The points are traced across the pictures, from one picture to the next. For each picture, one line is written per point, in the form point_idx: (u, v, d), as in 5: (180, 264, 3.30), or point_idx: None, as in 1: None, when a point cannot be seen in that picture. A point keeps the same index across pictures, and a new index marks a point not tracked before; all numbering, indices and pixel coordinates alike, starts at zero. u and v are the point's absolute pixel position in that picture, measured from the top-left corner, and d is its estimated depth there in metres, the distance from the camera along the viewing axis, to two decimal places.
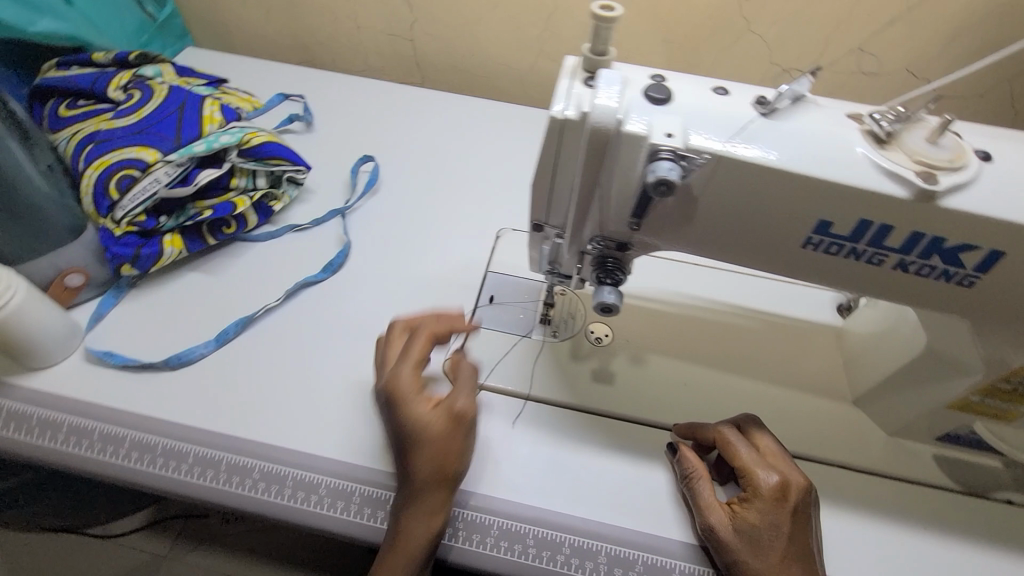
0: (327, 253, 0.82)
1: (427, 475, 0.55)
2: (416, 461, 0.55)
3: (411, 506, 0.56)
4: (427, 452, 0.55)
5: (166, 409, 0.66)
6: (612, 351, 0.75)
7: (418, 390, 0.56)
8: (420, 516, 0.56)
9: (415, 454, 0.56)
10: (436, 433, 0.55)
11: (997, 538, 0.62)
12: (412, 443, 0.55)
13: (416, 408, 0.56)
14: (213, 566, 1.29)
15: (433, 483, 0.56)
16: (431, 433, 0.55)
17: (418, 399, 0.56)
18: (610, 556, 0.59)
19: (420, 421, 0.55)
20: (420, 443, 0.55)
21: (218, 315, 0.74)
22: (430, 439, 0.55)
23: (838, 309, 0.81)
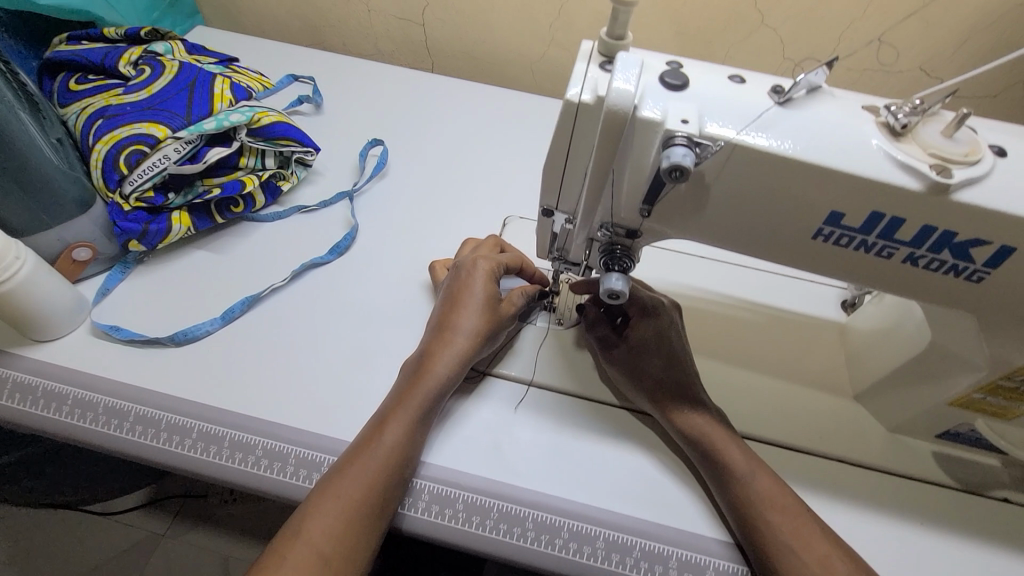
0: (334, 235, 0.82)
1: (458, 339, 0.65)
2: (455, 321, 0.66)
3: (422, 372, 0.63)
4: (470, 315, 0.66)
5: (171, 384, 0.66)
6: None
7: (487, 269, 0.69)
8: (430, 380, 0.63)
9: (464, 306, 0.67)
10: (487, 310, 0.67)
11: (994, 536, 0.63)
12: (461, 288, 0.68)
13: (486, 264, 0.69)
14: (211, 545, 1.30)
15: (454, 357, 0.64)
16: (481, 304, 0.67)
17: (486, 269, 0.69)
18: (608, 541, 0.59)
19: (483, 278, 0.68)
20: (472, 299, 0.67)
21: (224, 294, 0.74)
22: (480, 310, 0.66)
23: (843, 305, 0.81)
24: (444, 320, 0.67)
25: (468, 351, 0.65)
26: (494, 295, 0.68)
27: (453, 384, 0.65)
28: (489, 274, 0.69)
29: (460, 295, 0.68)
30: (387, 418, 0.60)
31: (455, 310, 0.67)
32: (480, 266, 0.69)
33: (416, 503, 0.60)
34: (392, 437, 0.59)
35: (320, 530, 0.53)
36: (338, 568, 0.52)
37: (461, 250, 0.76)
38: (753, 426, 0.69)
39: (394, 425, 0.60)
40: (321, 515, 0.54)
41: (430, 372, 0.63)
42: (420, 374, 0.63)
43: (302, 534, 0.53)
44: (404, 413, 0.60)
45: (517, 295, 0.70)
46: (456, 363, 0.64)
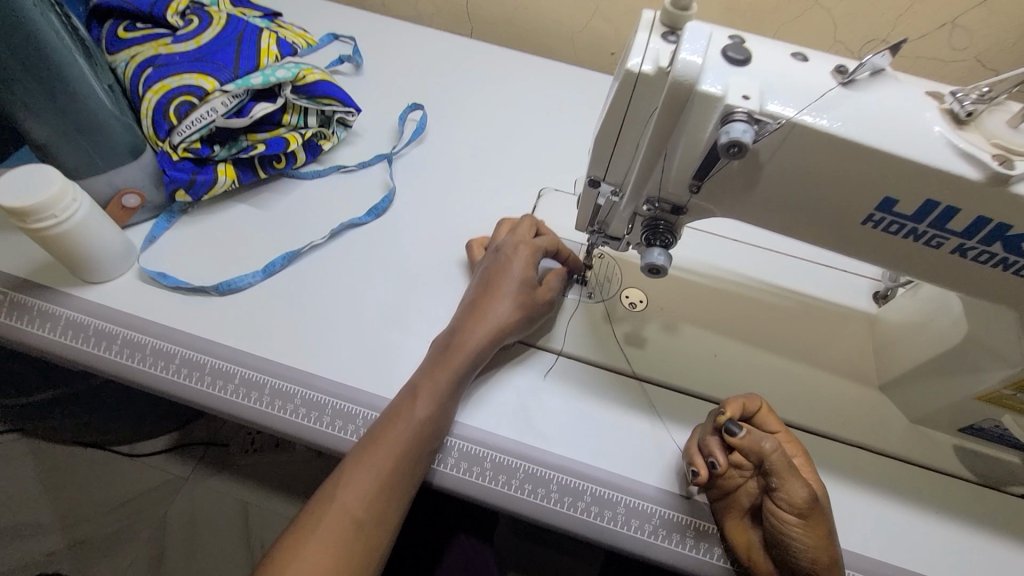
0: (371, 197, 0.83)
1: (492, 320, 0.66)
2: (489, 303, 0.67)
3: (454, 351, 0.64)
4: (507, 299, 0.67)
5: (214, 331, 0.68)
6: (645, 316, 0.75)
7: (525, 254, 0.70)
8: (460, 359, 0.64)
9: (499, 291, 0.67)
10: (521, 293, 0.68)
11: (1007, 530, 0.64)
12: (498, 271, 0.69)
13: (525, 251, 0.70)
14: (233, 491, 1.35)
15: (485, 336, 0.65)
16: (519, 289, 0.68)
17: (525, 254, 0.70)
18: (629, 508, 0.61)
19: (521, 264, 0.69)
20: (508, 283, 0.68)
21: (264, 247, 0.76)
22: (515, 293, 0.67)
23: (875, 297, 0.81)
24: (479, 301, 0.67)
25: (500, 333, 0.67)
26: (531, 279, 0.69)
27: (484, 360, 0.66)
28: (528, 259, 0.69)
29: (496, 278, 0.69)
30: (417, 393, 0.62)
31: (491, 292, 0.68)
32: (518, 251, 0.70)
33: (446, 459, 0.63)
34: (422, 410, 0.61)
35: (354, 499, 0.55)
36: (373, 533, 0.55)
37: (497, 231, 0.76)
38: (778, 408, 0.70)
39: (422, 400, 0.61)
40: (356, 481, 0.56)
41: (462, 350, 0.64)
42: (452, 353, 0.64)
43: (337, 500, 0.55)
44: (433, 387, 0.62)
45: (553, 278, 0.71)
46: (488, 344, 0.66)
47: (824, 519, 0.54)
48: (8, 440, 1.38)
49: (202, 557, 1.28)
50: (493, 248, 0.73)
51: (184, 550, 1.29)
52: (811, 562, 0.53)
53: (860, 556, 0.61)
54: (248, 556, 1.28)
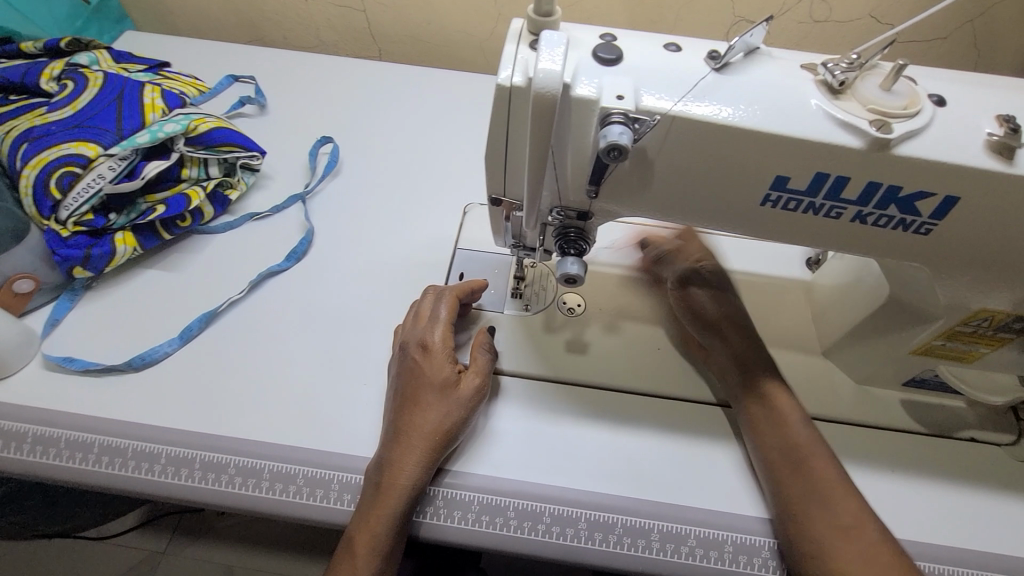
0: (290, 240, 0.80)
1: (452, 408, 0.62)
2: (421, 417, 0.61)
3: (400, 477, 0.58)
4: (432, 413, 0.61)
5: (135, 410, 0.64)
6: (585, 320, 0.74)
7: (445, 319, 0.67)
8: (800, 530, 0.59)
9: (425, 374, 0.63)
10: (448, 395, 0.63)
11: (961, 476, 0.65)
12: (418, 378, 0.63)
13: (428, 338, 0.65)
14: (213, 559, 1.29)
15: (434, 425, 0.61)
16: (465, 394, 0.63)
17: (441, 328, 0.66)
18: (591, 522, 0.60)
19: (436, 361, 0.64)
20: (438, 385, 0.63)
21: (179, 311, 0.72)
22: (448, 398, 0.62)
23: (807, 264, 0.81)
24: (404, 405, 0.62)
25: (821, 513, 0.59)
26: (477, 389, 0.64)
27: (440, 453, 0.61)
28: (450, 317, 0.67)
29: (412, 382, 0.63)
30: (376, 514, 0.57)
31: (414, 416, 0.61)
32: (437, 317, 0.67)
33: None
34: (390, 528, 0.57)
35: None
36: None
37: (421, 301, 0.70)
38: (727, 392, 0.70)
39: (383, 515, 0.57)
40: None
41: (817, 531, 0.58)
42: (419, 481, 0.59)
43: None
44: (388, 499, 0.57)
45: (480, 352, 0.67)
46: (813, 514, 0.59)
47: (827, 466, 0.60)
48: None
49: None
50: (425, 317, 0.68)
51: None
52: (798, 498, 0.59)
53: None
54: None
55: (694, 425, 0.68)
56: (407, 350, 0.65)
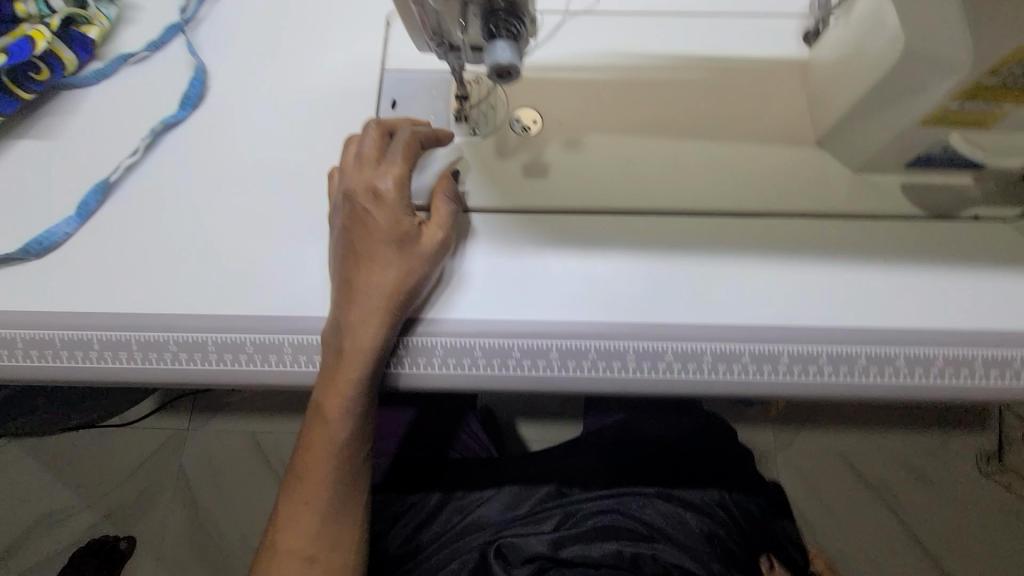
0: (179, 83, 0.65)
1: (414, 263, 0.55)
2: (378, 273, 0.54)
3: (360, 337, 0.54)
4: (389, 268, 0.54)
5: (50, 299, 0.58)
6: (544, 138, 0.64)
7: (398, 162, 0.56)
8: None
9: (377, 226, 0.55)
10: (408, 249, 0.55)
11: (956, 258, 0.61)
12: (369, 230, 0.55)
13: (379, 184, 0.55)
14: (232, 428, 1.27)
15: (394, 283, 0.54)
16: (427, 249, 0.55)
17: (394, 172, 0.56)
18: (563, 352, 0.57)
19: (388, 212, 0.55)
20: (394, 237, 0.55)
21: (69, 185, 0.61)
22: (408, 254, 0.55)
23: (804, 38, 0.68)
24: (356, 263, 0.55)
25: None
26: (440, 241, 0.56)
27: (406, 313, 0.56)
28: (405, 161, 0.56)
29: (362, 236, 0.55)
30: (340, 375, 0.54)
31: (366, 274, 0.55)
32: (390, 160, 0.57)
33: None
34: (359, 389, 0.54)
35: (317, 474, 0.57)
36: (350, 486, 0.58)
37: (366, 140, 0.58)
38: (708, 200, 0.62)
39: (349, 377, 0.54)
40: (313, 472, 0.57)
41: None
42: (381, 340, 0.54)
43: (317, 479, 0.57)
44: (351, 362, 0.53)
45: (443, 203, 0.58)
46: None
47: None
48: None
49: (234, 491, 1.24)
50: (375, 161, 0.56)
51: (213, 492, 1.24)
52: None
53: (808, 327, 0.58)
54: (275, 477, 1.24)
55: (672, 239, 0.61)
56: (353, 197, 0.55)
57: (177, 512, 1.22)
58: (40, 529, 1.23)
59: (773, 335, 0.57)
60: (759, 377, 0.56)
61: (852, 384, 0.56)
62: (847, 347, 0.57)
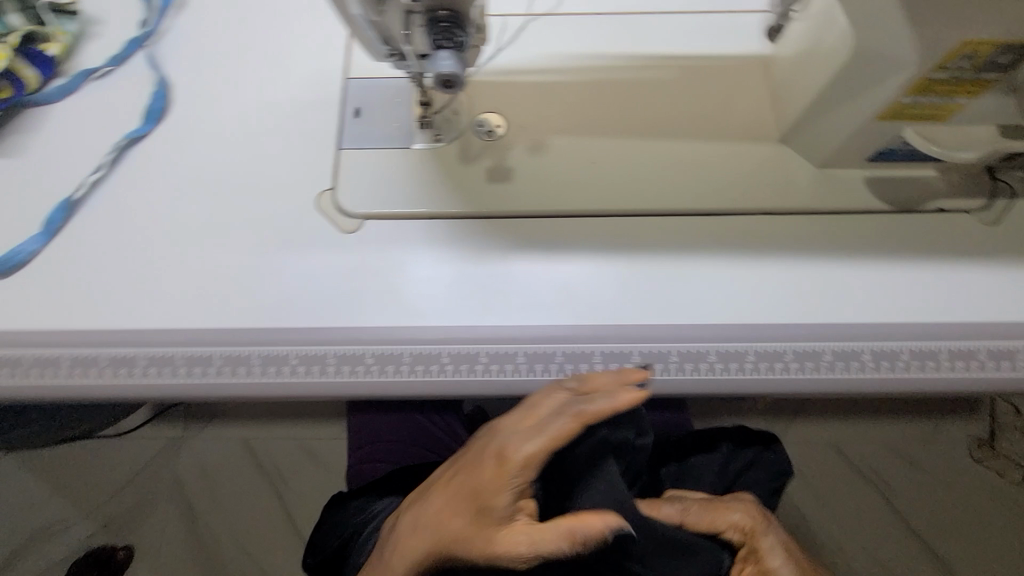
0: (142, 98, 0.65)
1: (518, 542, 0.45)
2: (479, 547, 0.46)
3: (505, 525, 0.46)
4: (493, 487, 0.48)
5: (17, 318, 0.58)
6: (507, 142, 0.64)
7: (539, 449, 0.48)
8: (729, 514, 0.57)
9: (486, 517, 0.47)
10: (516, 531, 0.46)
11: (921, 251, 0.61)
12: (480, 499, 0.48)
13: (517, 449, 0.48)
14: (225, 437, 1.28)
15: (495, 547, 0.46)
16: (526, 549, 0.45)
17: (541, 445, 0.48)
18: (529, 355, 0.57)
19: (501, 477, 0.48)
20: (531, 429, 0.50)
21: (33, 203, 0.62)
22: (505, 536, 0.46)
23: (767, 34, 0.68)
24: (464, 518, 0.48)
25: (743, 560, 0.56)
26: (570, 410, 0.49)
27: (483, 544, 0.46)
28: (564, 433, 0.48)
29: (472, 511, 0.48)
30: (494, 535, 0.46)
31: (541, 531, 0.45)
32: (546, 425, 0.49)
33: (325, 369, 0.57)
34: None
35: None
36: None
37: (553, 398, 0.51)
38: (673, 199, 0.62)
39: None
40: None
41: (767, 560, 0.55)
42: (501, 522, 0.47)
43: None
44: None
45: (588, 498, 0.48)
46: (731, 532, 0.56)
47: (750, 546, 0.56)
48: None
49: (230, 497, 1.24)
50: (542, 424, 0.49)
51: (209, 499, 1.24)
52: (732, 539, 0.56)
53: (774, 325, 0.58)
54: (269, 482, 1.25)
55: (638, 240, 0.62)
56: (483, 460, 0.50)
57: (177, 522, 1.23)
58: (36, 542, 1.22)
59: (738, 333, 0.58)
60: (723, 376, 0.57)
61: (815, 379, 0.57)
62: (810, 344, 0.57)
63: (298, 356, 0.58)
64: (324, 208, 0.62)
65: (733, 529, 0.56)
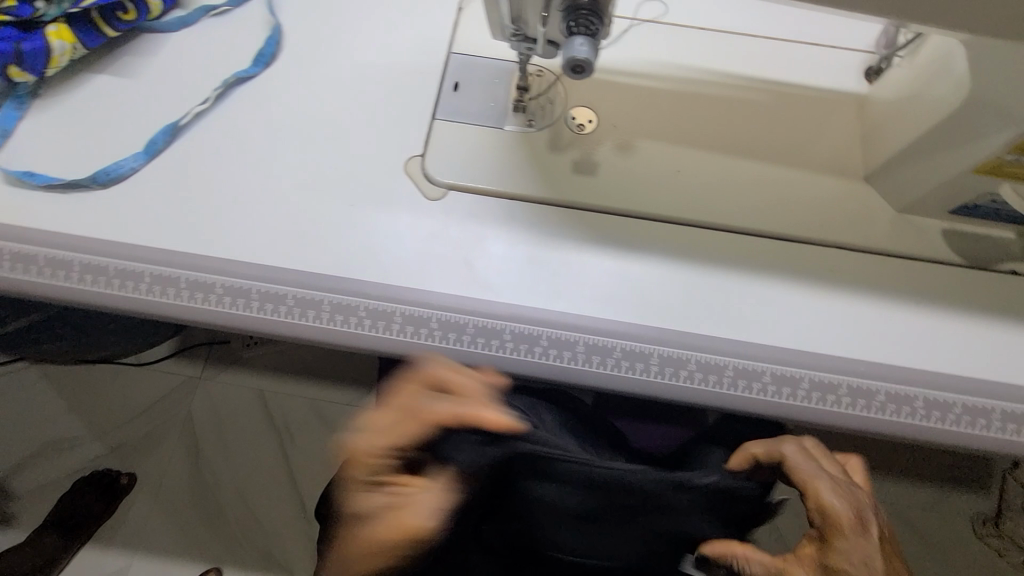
0: (255, 41, 0.68)
1: (395, 516, 0.54)
2: (368, 535, 0.54)
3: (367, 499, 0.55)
4: (368, 468, 0.56)
5: (115, 229, 0.60)
6: (597, 137, 0.65)
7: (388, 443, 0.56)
8: (839, 492, 0.52)
9: (371, 512, 0.54)
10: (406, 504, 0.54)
11: (989, 310, 0.61)
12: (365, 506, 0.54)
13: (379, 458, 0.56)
14: (242, 382, 1.23)
15: (391, 534, 0.54)
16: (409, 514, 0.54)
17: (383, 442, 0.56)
18: (591, 346, 0.58)
19: (363, 474, 0.56)
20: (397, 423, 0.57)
21: (140, 123, 0.64)
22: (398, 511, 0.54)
23: (866, 74, 0.69)
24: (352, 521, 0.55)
25: (814, 537, 0.51)
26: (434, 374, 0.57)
27: (375, 536, 0.54)
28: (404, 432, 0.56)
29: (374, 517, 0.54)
30: (379, 519, 0.54)
31: (454, 404, 0.56)
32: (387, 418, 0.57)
33: (390, 326, 0.58)
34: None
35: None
36: None
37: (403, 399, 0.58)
38: (751, 219, 0.63)
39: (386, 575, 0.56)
40: None
41: (834, 559, 0.49)
42: (362, 514, 0.55)
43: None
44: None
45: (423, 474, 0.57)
46: (816, 515, 0.52)
47: (865, 535, 0.49)
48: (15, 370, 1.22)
49: (237, 447, 1.20)
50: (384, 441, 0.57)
51: (214, 443, 1.20)
52: (824, 504, 0.51)
53: (830, 356, 0.59)
54: (277, 436, 1.21)
55: (711, 252, 0.63)
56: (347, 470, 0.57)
57: (180, 460, 1.18)
58: (40, 456, 1.18)
59: (797, 359, 0.58)
60: (779, 399, 0.57)
61: (869, 419, 0.57)
62: (868, 382, 0.57)
63: (366, 309, 0.58)
64: (411, 172, 0.64)
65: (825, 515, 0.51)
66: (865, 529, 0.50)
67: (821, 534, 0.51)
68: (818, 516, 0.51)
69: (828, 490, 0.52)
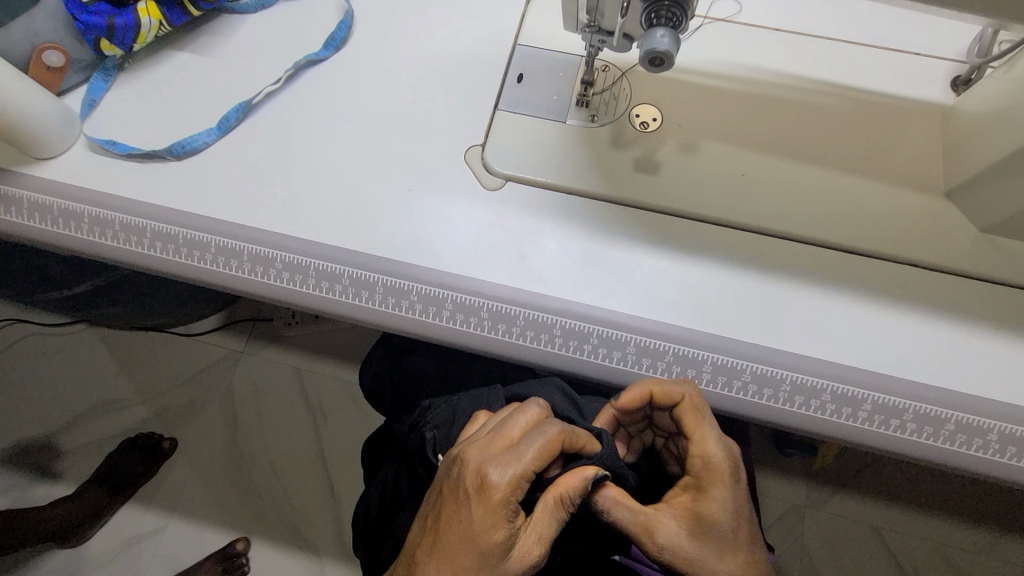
0: (327, 25, 0.69)
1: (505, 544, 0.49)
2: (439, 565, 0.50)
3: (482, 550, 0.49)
4: (484, 508, 0.49)
5: (184, 200, 0.63)
6: (661, 136, 0.64)
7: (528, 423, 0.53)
8: (712, 439, 0.53)
9: (458, 533, 0.49)
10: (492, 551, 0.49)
11: None
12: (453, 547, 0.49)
13: (493, 472, 0.49)
14: (282, 359, 1.26)
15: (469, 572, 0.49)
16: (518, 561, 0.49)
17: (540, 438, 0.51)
18: (642, 348, 0.57)
19: (483, 509, 0.49)
20: (505, 453, 0.50)
21: (215, 100, 0.66)
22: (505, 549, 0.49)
23: (953, 85, 0.65)
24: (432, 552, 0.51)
25: (689, 487, 0.54)
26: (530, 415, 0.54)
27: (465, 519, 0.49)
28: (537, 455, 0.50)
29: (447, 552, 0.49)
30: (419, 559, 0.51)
31: None
32: (522, 446, 0.50)
33: (441, 312, 0.58)
34: None
35: None
36: None
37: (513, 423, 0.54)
38: (819, 229, 0.60)
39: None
40: None
41: (706, 505, 0.52)
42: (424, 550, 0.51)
43: None
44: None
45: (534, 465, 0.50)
46: (698, 457, 0.54)
47: (712, 487, 0.52)
48: (76, 330, 1.29)
49: (273, 422, 1.23)
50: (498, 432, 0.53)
51: (252, 415, 1.23)
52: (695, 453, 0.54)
53: (896, 377, 0.56)
54: (312, 414, 1.23)
55: (773, 261, 0.60)
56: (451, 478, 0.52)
57: (219, 430, 1.22)
58: (93, 414, 1.24)
59: (859, 378, 0.55)
60: (836, 418, 0.54)
61: (934, 448, 0.54)
62: (936, 408, 0.54)
63: (418, 294, 0.59)
64: (470, 161, 0.64)
65: (699, 456, 0.54)
66: (718, 488, 0.52)
67: (697, 479, 0.54)
68: (698, 465, 0.54)
69: (716, 444, 0.54)
